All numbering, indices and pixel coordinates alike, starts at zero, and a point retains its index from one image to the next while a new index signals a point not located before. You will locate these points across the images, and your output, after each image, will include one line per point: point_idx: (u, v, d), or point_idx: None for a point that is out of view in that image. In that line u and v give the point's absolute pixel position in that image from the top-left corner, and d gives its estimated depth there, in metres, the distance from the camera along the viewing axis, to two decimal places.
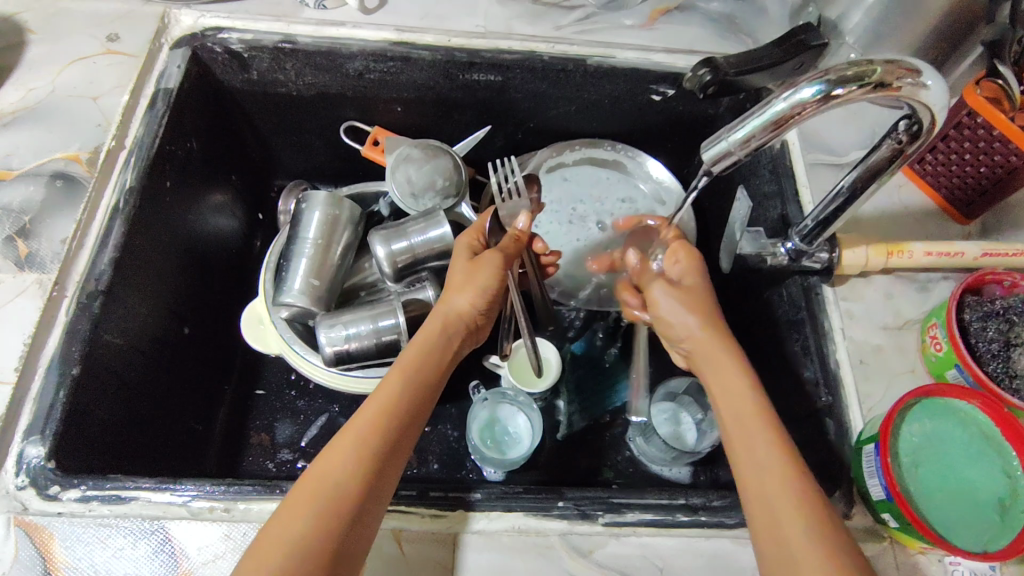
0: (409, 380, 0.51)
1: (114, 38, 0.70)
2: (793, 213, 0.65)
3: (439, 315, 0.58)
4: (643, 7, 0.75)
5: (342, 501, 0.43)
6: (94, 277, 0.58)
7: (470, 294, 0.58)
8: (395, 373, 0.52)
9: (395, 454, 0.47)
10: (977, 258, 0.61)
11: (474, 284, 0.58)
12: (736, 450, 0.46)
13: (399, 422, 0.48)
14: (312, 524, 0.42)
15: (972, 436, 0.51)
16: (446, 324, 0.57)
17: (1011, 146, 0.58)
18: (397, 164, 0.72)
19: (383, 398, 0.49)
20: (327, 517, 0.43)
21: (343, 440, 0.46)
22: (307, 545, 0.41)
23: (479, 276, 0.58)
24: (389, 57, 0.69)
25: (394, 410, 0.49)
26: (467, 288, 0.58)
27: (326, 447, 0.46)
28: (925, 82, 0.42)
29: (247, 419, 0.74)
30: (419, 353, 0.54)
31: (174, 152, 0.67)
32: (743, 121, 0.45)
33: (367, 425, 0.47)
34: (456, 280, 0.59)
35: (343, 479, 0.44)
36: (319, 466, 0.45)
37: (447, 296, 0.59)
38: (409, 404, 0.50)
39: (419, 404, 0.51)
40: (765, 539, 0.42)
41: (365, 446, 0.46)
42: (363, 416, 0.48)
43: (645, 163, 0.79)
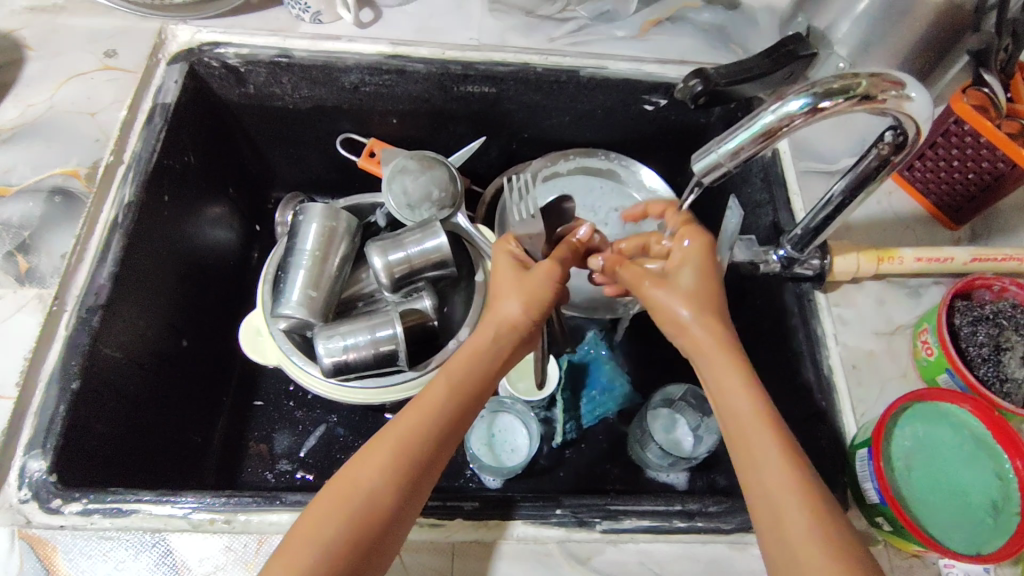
0: (455, 395, 0.50)
1: (111, 54, 0.71)
2: (784, 220, 0.66)
3: (491, 321, 0.55)
4: (636, 18, 0.76)
5: (374, 511, 0.44)
6: (93, 292, 0.58)
7: (520, 302, 0.55)
8: (440, 378, 0.51)
9: (434, 465, 0.47)
10: (967, 263, 0.62)
11: (529, 295, 0.56)
12: (740, 452, 0.45)
13: (442, 434, 0.48)
14: (343, 532, 0.43)
15: (961, 438, 0.52)
16: (499, 335, 0.55)
17: (997, 153, 0.59)
18: (393, 174, 0.72)
19: (424, 410, 0.48)
20: (356, 532, 0.43)
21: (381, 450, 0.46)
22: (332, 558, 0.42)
23: (530, 283, 0.56)
24: (384, 70, 0.70)
25: (433, 424, 0.48)
26: (520, 294, 0.56)
27: (363, 453, 0.46)
28: (908, 94, 0.43)
29: (246, 429, 0.75)
30: (468, 357, 0.53)
31: (172, 166, 0.68)
32: (734, 132, 0.45)
33: (409, 435, 0.46)
34: (505, 288, 0.57)
35: (378, 488, 0.44)
36: (353, 472, 0.45)
37: (499, 302, 0.56)
38: (451, 418, 0.49)
39: (462, 415, 0.50)
40: (770, 538, 0.42)
41: (406, 457, 0.46)
42: (406, 423, 0.47)
43: (638, 172, 0.79)
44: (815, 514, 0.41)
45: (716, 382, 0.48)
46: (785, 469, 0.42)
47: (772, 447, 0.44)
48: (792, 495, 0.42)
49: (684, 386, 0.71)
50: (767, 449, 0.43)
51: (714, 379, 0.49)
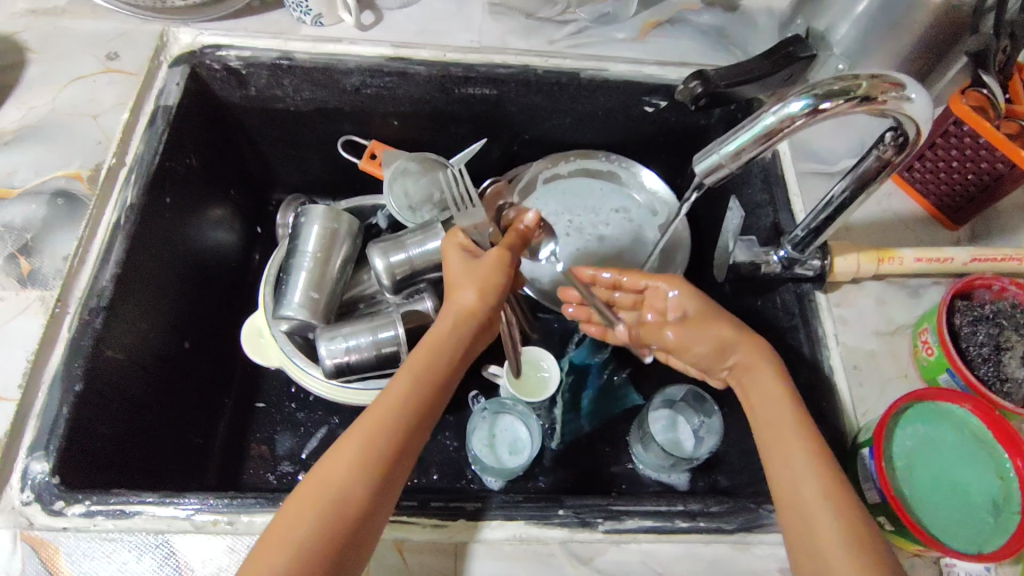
0: (417, 382, 0.51)
1: (113, 57, 0.71)
2: (785, 221, 0.66)
3: (449, 315, 0.57)
4: (636, 21, 0.77)
5: (347, 506, 0.44)
6: (96, 293, 0.58)
7: (473, 290, 0.57)
8: (403, 375, 0.51)
9: (403, 456, 0.47)
10: (967, 263, 0.62)
11: (481, 282, 0.57)
12: (770, 449, 0.48)
13: (409, 426, 0.48)
14: (318, 528, 0.43)
15: (963, 438, 0.52)
16: (458, 323, 0.56)
17: (996, 154, 0.59)
18: (395, 176, 0.73)
19: (389, 401, 0.49)
20: (329, 521, 0.43)
21: (349, 442, 0.47)
22: (308, 549, 0.42)
23: (480, 270, 0.58)
24: (385, 72, 0.71)
25: (400, 412, 0.49)
26: (473, 283, 0.57)
27: (332, 448, 0.47)
28: (909, 95, 0.43)
29: (248, 431, 0.75)
30: (429, 352, 0.53)
31: (174, 168, 0.68)
32: (735, 134, 0.45)
33: (373, 430, 0.47)
34: (459, 278, 0.58)
35: (350, 482, 0.45)
36: (324, 466, 0.46)
37: (454, 293, 0.57)
38: (416, 405, 0.50)
39: (427, 406, 0.50)
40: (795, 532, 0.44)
41: (371, 449, 0.46)
42: (370, 418, 0.48)
43: (638, 173, 0.79)
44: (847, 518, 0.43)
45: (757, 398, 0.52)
46: (819, 476, 0.45)
47: (798, 446, 0.47)
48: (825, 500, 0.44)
49: (685, 387, 0.70)
50: (803, 457, 0.46)
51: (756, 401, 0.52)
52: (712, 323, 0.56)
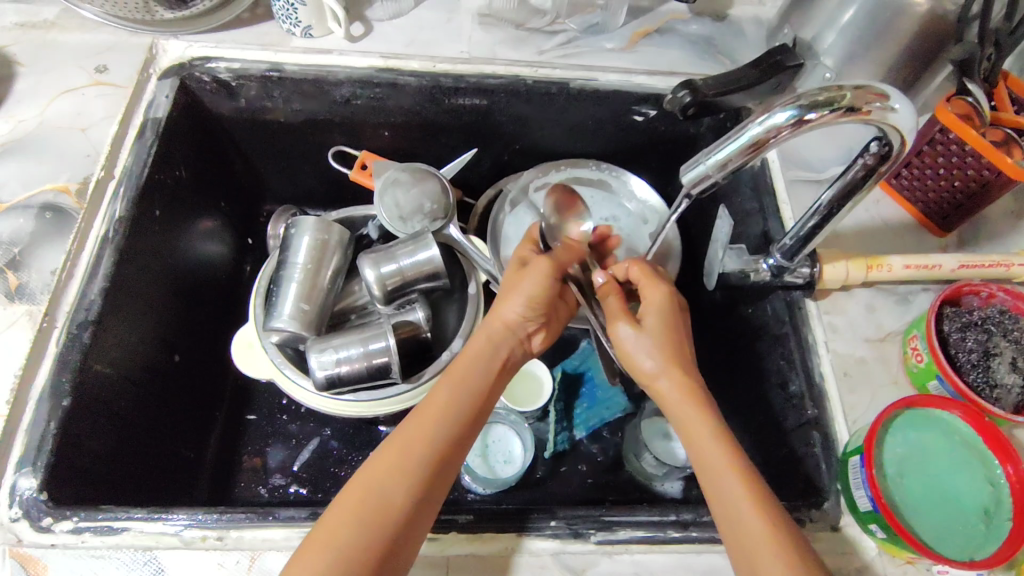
0: (455, 392, 0.53)
1: (102, 70, 0.71)
2: (774, 229, 0.67)
3: (490, 325, 0.59)
4: (624, 31, 0.77)
5: (390, 506, 0.46)
6: (83, 307, 0.58)
7: (514, 299, 0.59)
8: (445, 383, 0.54)
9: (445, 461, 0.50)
10: (955, 270, 0.62)
11: (523, 291, 0.58)
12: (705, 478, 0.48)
13: (452, 431, 0.51)
14: (366, 531, 0.45)
15: (952, 445, 0.53)
16: (495, 337, 0.58)
17: (983, 161, 0.60)
18: (386, 186, 0.73)
19: (432, 408, 0.52)
20: (373, 523, 0.45)
21: (391, 449, 0.49)
22: (353, 549, 0.44)
23: (525, 284, 0.59)
24: (375, 83, 0.71)
25: (443, 420, 0.51)
26: (516, 297, 0.59)
27: (373, 456, 0.49)
28: (893, 105, 0.43)
29: (239, 444, 0.75)
30: (474, 362, 0.56)
31: (164, 180, 0.68)
32: (721, 144, 0.46)
33: (415, 436, 0.50)
34: (506, 291, 0.60)
35: (393, 487, 0.47)
36: (368, 472, 0.48)
37: (497, 307, 0.60)
38: (461, 412, 0.52)
39: (471, 412, 0.53)
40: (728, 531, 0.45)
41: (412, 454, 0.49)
42: (415, 425, 0.51)
43: (629, 182, 0.79)
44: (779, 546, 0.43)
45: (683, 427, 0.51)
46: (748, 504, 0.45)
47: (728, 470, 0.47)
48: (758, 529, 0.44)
49: None
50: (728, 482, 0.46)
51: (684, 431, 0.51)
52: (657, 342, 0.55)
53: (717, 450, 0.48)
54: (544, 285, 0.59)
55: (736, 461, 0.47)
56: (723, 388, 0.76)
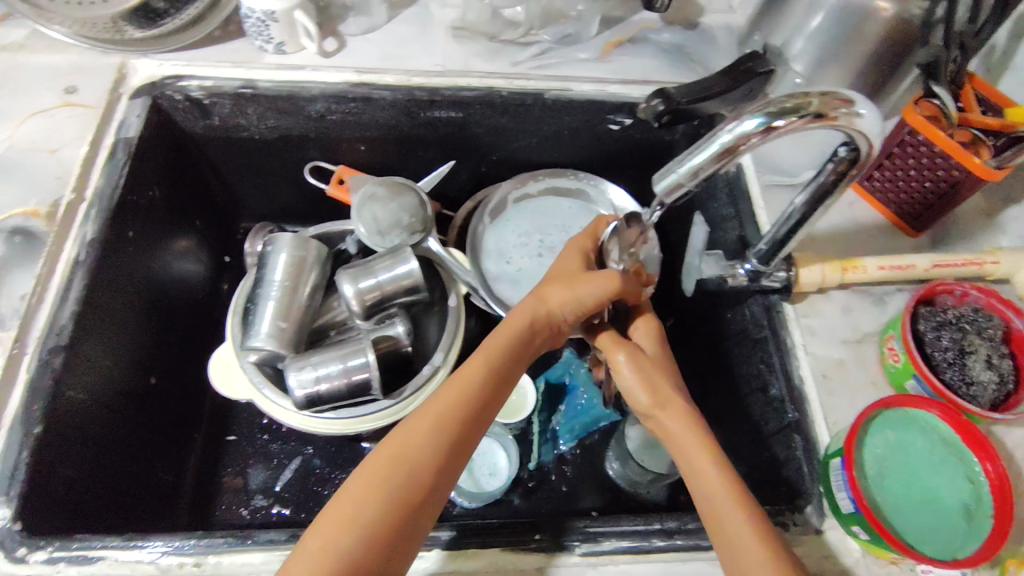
0: (491, 367, 0.51)
1: (71, 90, 0.70)
2: (750, 233, 0.67)
3: (531, 308, 0.55)
4: (597, 41, 0.78)
5: (411, 483, 0.45)
6: (55, 331, 0.57)
7: (567, 296, 0.55)
8: (477, 360, 0.51)
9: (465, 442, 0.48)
10: (929, 270, 0.63)
11: (579, 292, 0.55)
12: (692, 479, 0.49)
13: (478, 409, 0.49)
14: (384, 507, 0.44)
15: (933, 444, 0.53)
16: (533, 320, 0.54)
17: (951, 162, 0.61)
18: (363, 202, 0.72)
19: (465, 380, 0.50)
20: (393, 500, 0.44)
21: (421, 421, 0.47)
22: (369, 525, 0.43)
23: (585, 287, 0.55)
24: (350, 97, 0.71)
25: (473, 395, 0.49)
26: (569, 293, 0.55)
27: (403, 424, 0.48)
28: (858, 111, 0.44)
29: (219, 466, 0.74)
30: (507, 345, 0.53)
31: (136, 201, 0.67)
32: (691, 153, 0.46)
33: (443, 409, 0.48)
34: (558, 281, 0.56)
35: (415, 464, 0.46)
36: (395, 440, 0.47)
37: (544, 292, 0.55)
38: (490, 387, 0.50)
39: (498, 388, 0.51)
40: (711, 523, 0.47)
41: (441, 429, 0.47)
42: (440, 405, 0.48)
43: (607, 191, 0.79)
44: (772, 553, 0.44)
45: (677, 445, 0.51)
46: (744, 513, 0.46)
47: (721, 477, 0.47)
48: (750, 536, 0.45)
49: None
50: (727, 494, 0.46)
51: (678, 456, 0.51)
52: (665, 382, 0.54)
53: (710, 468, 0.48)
54: (604, 297, 0.54)
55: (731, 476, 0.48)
56: (704, 393, 0.76)
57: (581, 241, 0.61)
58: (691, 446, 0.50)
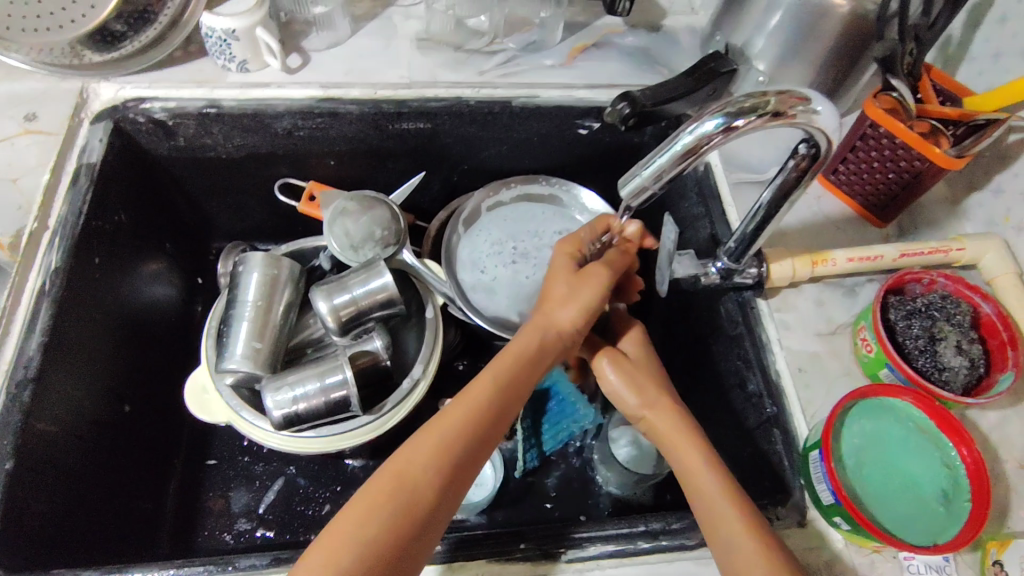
0: (500, 387, 0.51)
1: (31, 118, 0.68)
2: (721, 231, 0.68)
3: (538, 325, 0.55)
4: (562, 47, 0.78)
5: (417, 502, 0.45)
6: (22, 364, 0.56)
7: (574, 310, 0.55)
8: (486, 377, 0.51)
9: (470, 459, 0.48)
10: (896, 259, 0.64)
11: (582, 301, 0.55)
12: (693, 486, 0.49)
13: (484, 427, 0.49)
14: (388, 526, 0.44)
15: (909, 432, 0.54)
16: (542, 337, 0.54)
17: (913, 152, 0.62)
18: (334, 217, 0.72)
19: (475, 398, 0.50)
20: (397, 520, 0.44)
21: (428, 438, 0.48)
22: (373, 543, 0.43)
23: (585, 291, 0.55)
24: (317, 113, 0.70)
25: (482, 413, 0.50)
26: (573, 304, 0.55)
27: (410, 441, 0.48)
28: (816, 108, 0.44)
29: (200, 490, 0.72)
30: (513, 362, 0.53)
31: (102, 227, 0.66)
32: (654, 156, 0.46)
33: (450, 427, 0.48)
34: (560, 292, 0.56)
35: (421, 483, 0.46)
36: (402, 457, 0.47)
37: (549, 307, 0.56)
38: (499, 406, 0.51)
39: (507, 408, 0.51)
40: (713, 533, 0.47)
41: (448, 449, 0.47)
42: (445, 422, 0.48)
43: (579, 195, 0.79)
44: (769, 556, 0.44)
45: (676, 454, 0.52)
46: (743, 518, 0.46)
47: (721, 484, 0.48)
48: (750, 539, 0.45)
49: None
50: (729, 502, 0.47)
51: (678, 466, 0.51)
52: (656, 391, 0.56)
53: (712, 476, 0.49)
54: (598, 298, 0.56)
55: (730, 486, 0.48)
56: (685, 392, 0.76)
57: (567, 247, 0.60)
58: (688, 451, 0.51)
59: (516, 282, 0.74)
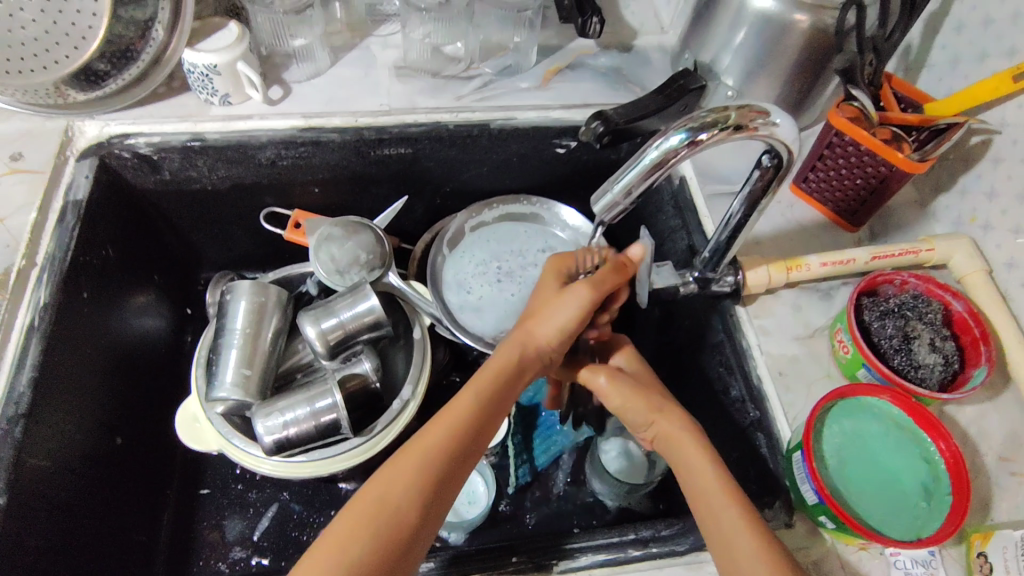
0: (482, 401, 0.52)
1: (17, 158, 0.69)
2: (698, 242, 0.69)
3: (519, 339, 0.56)
4: (537, 70, 0.80)
5: (400, 520, 0.46)
6: (13, 401, 0.56)
7: (552, 327, 0.56)
8: (469, 392, 0.52)
9: (457, 474, 0.49)
10: (869, 262, 0.66)
11: (562, 321, 0.56)
12: (697, 491, 0.50)
13: (466, 442, 0.50)
14: (372, 545, 0.44)
15: (887, 429, 0.56)
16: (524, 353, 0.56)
17: (878, 159, 0.64)
18: (319, 242, 0.72)
19: (458, 414, 0.51)
20: (381, 539, 0.45)
21: (411, 455, 0.48)
22: (357, 563, 0.44)
23: (565, 309, 0.56)
24: (299, 142, 0.72)
25: (464, 428, 0.50)
26: (551, 322, 0.56)
27: (393, 459, 0.49)
28: (774, 121, 0.47)
29: (194, 520, 0.73)
30: (494, 380, 0.53)
31: (89, 261, 0.67)
32: (623, 172, 0.48)
33: (430, 444, 0.49)
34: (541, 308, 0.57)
35: (403, 501, 0.46)
36: (385, 476, 0.47)
37: (529, 324, 0.57)
38: (479, 420, 0.51)
39: (490, 422, 0.52)
40: (715, 536, 0.47)
41: (430, 466, 0.48)
42: (428, 438, 0.49)
43: (559, 212, 0.80)
44: (765, 556, 0.45)
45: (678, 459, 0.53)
46: (739, 518, 0.47)
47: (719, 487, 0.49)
48: (747, 540, 0.46)
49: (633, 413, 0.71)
50: (728, 505, 0.48)
51: (680, 471, 0.52)
52: (654, 399, 0.57)
53: (710, 478, 0.50)
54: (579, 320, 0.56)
55: (724, 486, 0.49)
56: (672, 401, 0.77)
57: (555, 266, 0.61)
58: (691, 454, 0.52)
59: (501, 300, 0.75)
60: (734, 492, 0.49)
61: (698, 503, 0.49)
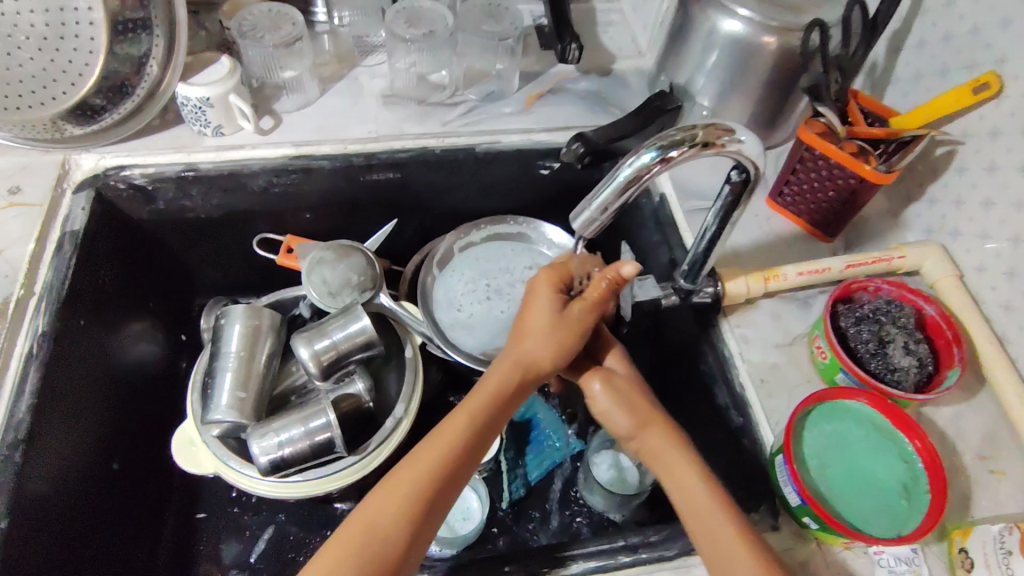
0: (474, 427, 0.53)
1: (15, 191, 0.71)
2: (679, 256, 0.72)
3: (514, 362, 0.57)
4: (519, 95, 0.84)
5: (381, 550, 0.47)
6: (12, 427, 0.57)
7: (550, 347, 0.56)
8: (460, 415, 0.54)
9: (442, 501, 0.50)
10: (844, 270, 0.69)
11: (558, 342, 0.56)
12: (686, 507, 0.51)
13: (450, 469, 0.51)
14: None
15: (866, 431, 0.58)
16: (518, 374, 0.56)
17: (847, 171, 0.67)
18: (312, 267, 0.75)
19: (446, 442, 0.52)
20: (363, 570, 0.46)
21: (394, 485, 0.49)
22: None
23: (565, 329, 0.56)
24: (290, 170, 0.74)
25: (450, 455, 0.51)
26: (549, 342, 0.56)
27: (377, 489, 0.50)
28: (740, 137, 0.50)
29: (191, 544, 0.73)
30: (490, 401, 0.55)
31: (86, 290, 0.68)
32: (599, 189, 0.50)
33: (413, 473, 0.50)
34: (538, 327, 0.57)
35: (386, 531, 0.47)
36: (369, 507, 0.49)
37: (526, 342, 0.57)
38: (464, 447, 0.52)
39: (477, 448, 0.53)
40: (708, 552, 0.48)
41: (413, 495, 0.49)
42: (414, 466, 0.50)
43: (544, 231, 0.83)
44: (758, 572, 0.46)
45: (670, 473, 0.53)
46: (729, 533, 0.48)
47: (712, 502, 0.50)
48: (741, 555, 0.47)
49: None
50: (721, 520, 0.49)
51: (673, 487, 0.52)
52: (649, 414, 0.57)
53: (701, 494, 0.51)
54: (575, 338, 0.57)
55: (713, 502, 0.50)
56: None
57: (549, 278, 0.59)
58: (682, 469, 0.53)
59: (491, 317, 0.77)
60: (724, 509, 0.50)
61: (692, 520, 0.50)
